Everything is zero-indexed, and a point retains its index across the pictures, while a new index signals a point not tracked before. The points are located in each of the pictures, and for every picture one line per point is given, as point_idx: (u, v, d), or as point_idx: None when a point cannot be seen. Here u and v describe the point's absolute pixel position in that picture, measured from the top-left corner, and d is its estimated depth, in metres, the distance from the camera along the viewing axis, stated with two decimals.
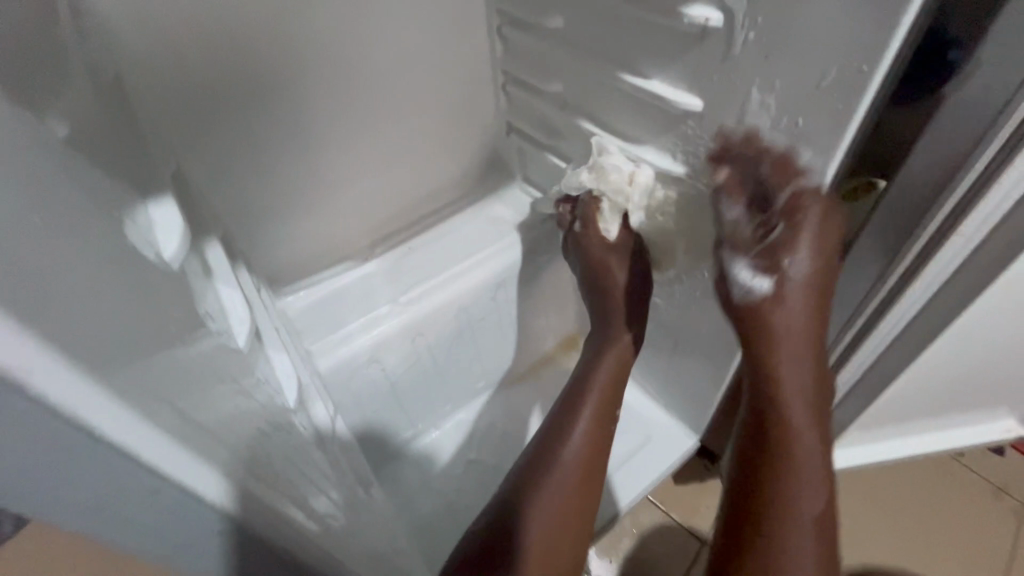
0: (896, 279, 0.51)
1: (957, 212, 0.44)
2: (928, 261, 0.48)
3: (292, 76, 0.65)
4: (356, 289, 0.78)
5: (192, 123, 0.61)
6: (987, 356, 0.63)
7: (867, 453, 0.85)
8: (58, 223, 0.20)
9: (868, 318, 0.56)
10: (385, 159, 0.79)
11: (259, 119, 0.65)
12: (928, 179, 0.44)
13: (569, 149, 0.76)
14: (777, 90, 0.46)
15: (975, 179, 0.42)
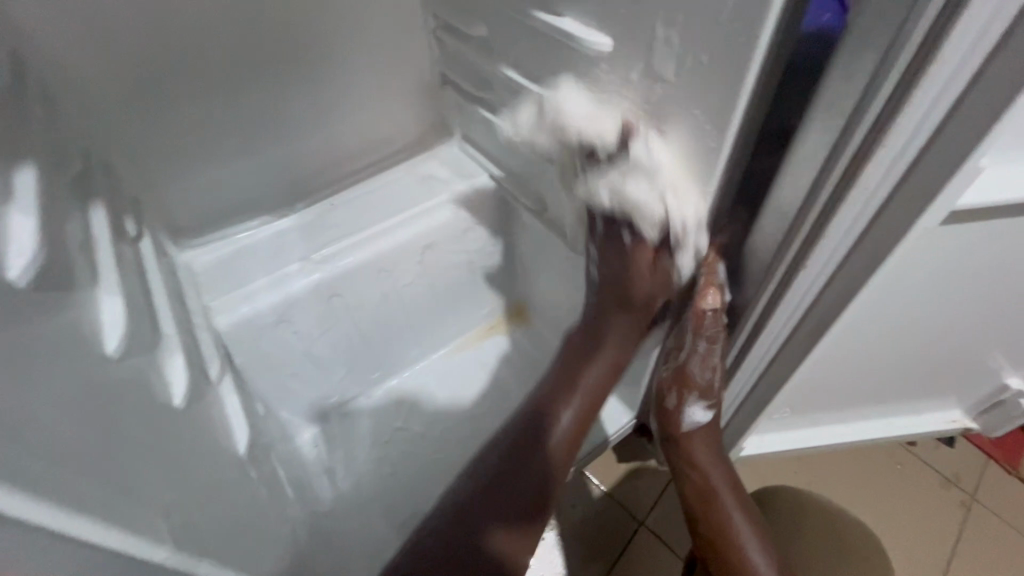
0: (793, 254, 0.45)
1: (843, 181, 0.38)
2: (819, 238, 0.42)
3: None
4: (270, 246, 0.74)
5: (68, 41, 0.55)
6: (910, 342, 0.59)
7: (791, 432, 0.79)
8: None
9: (768, 298, 0.50)
10: (305, 103, 0.72)
11: (149, 42, 0.58)
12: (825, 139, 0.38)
13: (495, 101, 0.70)
14: (679, 26, 0.42)
15: (867, 132, 0.35)
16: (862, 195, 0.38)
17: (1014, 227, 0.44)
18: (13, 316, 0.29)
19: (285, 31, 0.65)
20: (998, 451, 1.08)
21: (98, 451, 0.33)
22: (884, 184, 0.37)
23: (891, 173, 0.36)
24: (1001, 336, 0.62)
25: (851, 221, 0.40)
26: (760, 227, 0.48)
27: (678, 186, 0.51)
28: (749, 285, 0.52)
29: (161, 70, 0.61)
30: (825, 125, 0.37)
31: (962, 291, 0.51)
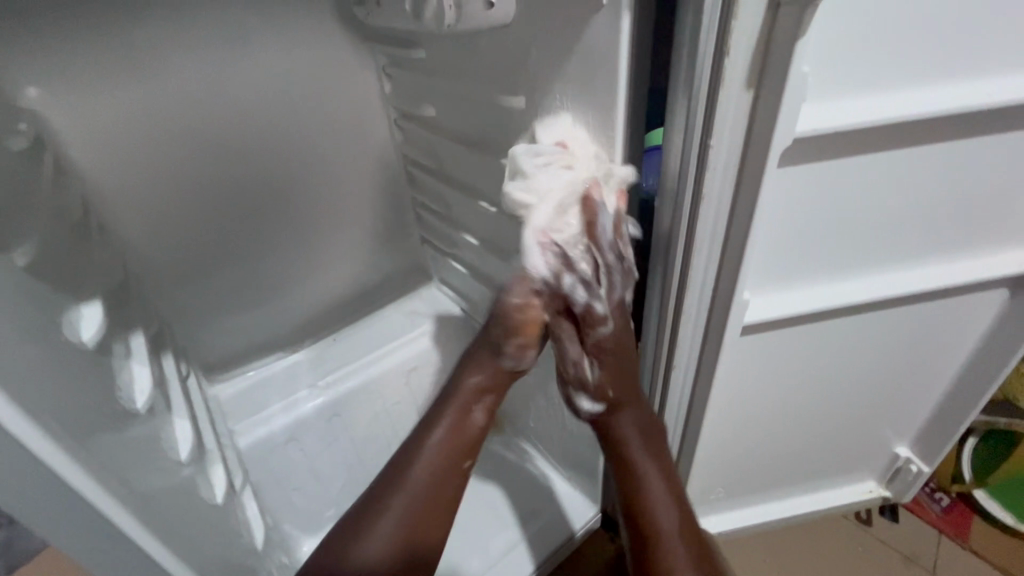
0: (662, 373, 0.62)
1: (673, 322, 0.56)
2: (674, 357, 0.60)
3: (232, 203, 0.83)
4: (284, 377, 0.91)
5: (149, 238, 0.78)
6: (791, 421, 0.75)
7: (733, 513, 0.92)
8: (4, 300, 0.33)
9: (659, 405, 0.66)
10: (315, 265, 0.95)
11: (202, 234, 0.82)
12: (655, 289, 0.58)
13: (462, 256, 0.93)
14: None
15: (675, 298, 0.53)
16: (689, 328, 0.56)
17: (817, 332, 0.64)
18: (139, 436, 0.45)
19: (303, 216, 0.90)
20: (947, 524, 1.18)
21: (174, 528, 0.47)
22: (699, 321, 0.55)
23: (702, 312, 0.55)
24: (866, 410, 0.79)
25: (690, 344, 0.58)
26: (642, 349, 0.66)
27: None
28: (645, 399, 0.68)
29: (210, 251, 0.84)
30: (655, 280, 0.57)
31: (809, 376, 0.70)
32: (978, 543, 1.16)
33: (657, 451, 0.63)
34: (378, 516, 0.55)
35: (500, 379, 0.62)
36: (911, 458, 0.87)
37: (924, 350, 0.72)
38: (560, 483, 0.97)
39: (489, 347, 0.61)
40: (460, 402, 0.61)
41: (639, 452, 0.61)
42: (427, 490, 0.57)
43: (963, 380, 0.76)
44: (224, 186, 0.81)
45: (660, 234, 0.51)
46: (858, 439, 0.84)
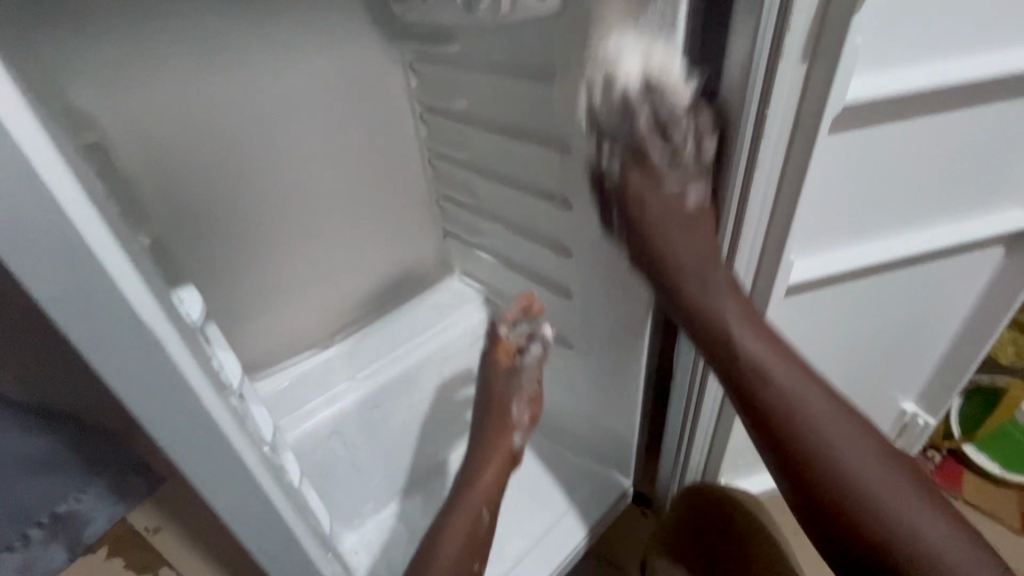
0: None
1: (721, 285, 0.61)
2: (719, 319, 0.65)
3: (266, 200, 0.84)
4: (320, 372, 0.92)
5: (188, 238, 0.79)
6: (812, 379, 0.81)
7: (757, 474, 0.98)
8: (150, 273, 0.35)
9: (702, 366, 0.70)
10: (344, 261, 0.96)
11: (238, 233, 0.83)
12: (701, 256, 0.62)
13: (488, 245, 0.96)
14: None
15: (725, 261, 0.58)
16: (735, 289, 0.61)
17: (838, 292, 0.70)
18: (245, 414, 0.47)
19: (333, 213, 0.92)
20: (942, 479, 1.27)
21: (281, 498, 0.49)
22: (744, 282, 0.61)
23: (747, 273, 0.60)
24: (876, 367, 0.86)
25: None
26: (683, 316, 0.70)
27: (624, 293, 0.74)
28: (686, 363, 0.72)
29: (245, 250, 0.84)
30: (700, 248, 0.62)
31: (829, 335, 0.76)
32: (969, 493, 1.26)
33: (769, 336, 0.57)
34: (440, 539, 0.73)
35: (495, 473, 0.82)
36: (917, 412, 0.94)
37: (927, 307, 0.79)
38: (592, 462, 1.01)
39: (495, 446, 0.85)
40: (472, 502, 0.78)
41: (755, 348, 0.56)
42: (468, 533, 0.75)
43: (960, 333, 0.84)
44: (259, 184, 0.82)
45: (712, 201, 0.55)
46: (868, 395, 0.91)
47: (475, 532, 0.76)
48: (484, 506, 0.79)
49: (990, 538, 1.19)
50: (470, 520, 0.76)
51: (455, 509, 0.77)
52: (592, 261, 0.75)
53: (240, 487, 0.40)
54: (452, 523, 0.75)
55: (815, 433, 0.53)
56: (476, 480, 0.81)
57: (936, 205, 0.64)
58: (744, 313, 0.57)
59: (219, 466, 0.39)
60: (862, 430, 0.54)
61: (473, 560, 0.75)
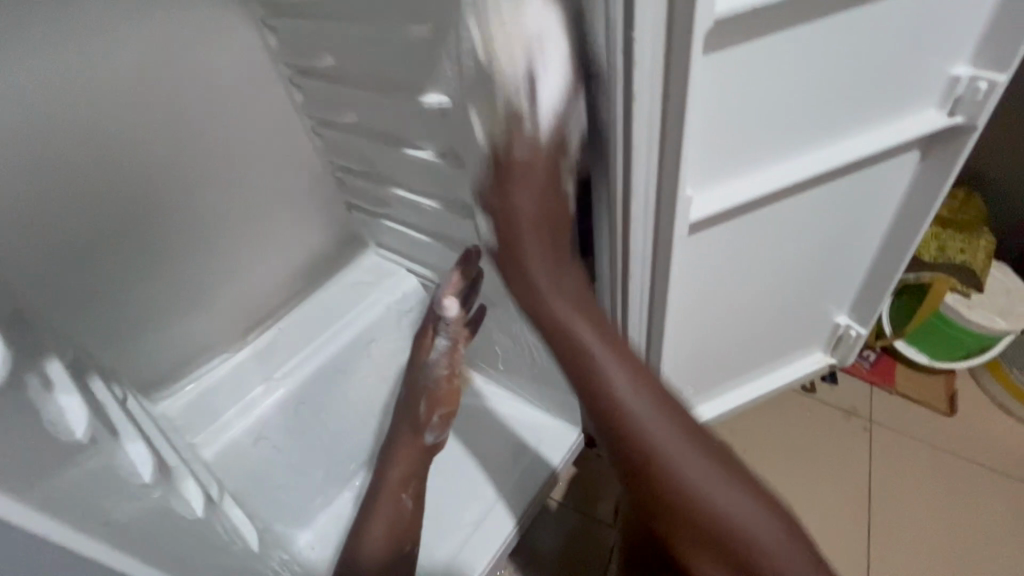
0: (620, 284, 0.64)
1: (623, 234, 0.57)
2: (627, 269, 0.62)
3: (124, 208, 0.73)
4: (233, 379, 0.86)
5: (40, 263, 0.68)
6: (736, 309, 0.81)
7: (696, 408, 1.00)
8: None
9: (622, 318, 0.68)
10: (240, 256, 0.88)
11: (103, 247, 0.73)
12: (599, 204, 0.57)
13: (395, 214, 0.89)
14: None
15: (621, 212, 0.53)
16: (640, 236, 0.57)
17: (748, 220, 0.67)
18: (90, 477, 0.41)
19: (212, 208, 0.82)
20: (877, 377, 1.34)
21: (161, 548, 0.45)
22: (647, 230, 0.57)
23: (649, 220, 0.56)
24: (802, 288, 0.86)
25: (643, 252, 0.60)
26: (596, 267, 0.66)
27: None
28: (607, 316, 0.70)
29: (115, 264, 0.74)
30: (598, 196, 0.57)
31: (749, 264, 0.75)
32: (902, 385, 1.33)
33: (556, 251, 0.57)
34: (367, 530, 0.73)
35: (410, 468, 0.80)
36: (849, 324, 0.97)
37: (845, 223, 0.78)
38: (511, 401, 1.02)
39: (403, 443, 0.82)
40: (388, 496, 0.77)
41: (596, 347, 0.58)
42: (394, 519, 0.75)
43: (880, 244, 0.84)
44: (110, 188, 0.71)
45: (597, 148, 0.50)
46: (796, 314, 0.92)
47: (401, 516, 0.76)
48: (402, 493, 0.78)
49: (920, 424, 1.28)
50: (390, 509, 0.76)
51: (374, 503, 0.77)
52: None
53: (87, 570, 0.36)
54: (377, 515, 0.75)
55: (633, 424, 0.56)
56: (389, 472, 0.80)
57: (837, 118, 0.60)
58: (556, 268, 0.57)
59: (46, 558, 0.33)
60: (704, 452, 0.56)
61: (401, 544, 0.74)
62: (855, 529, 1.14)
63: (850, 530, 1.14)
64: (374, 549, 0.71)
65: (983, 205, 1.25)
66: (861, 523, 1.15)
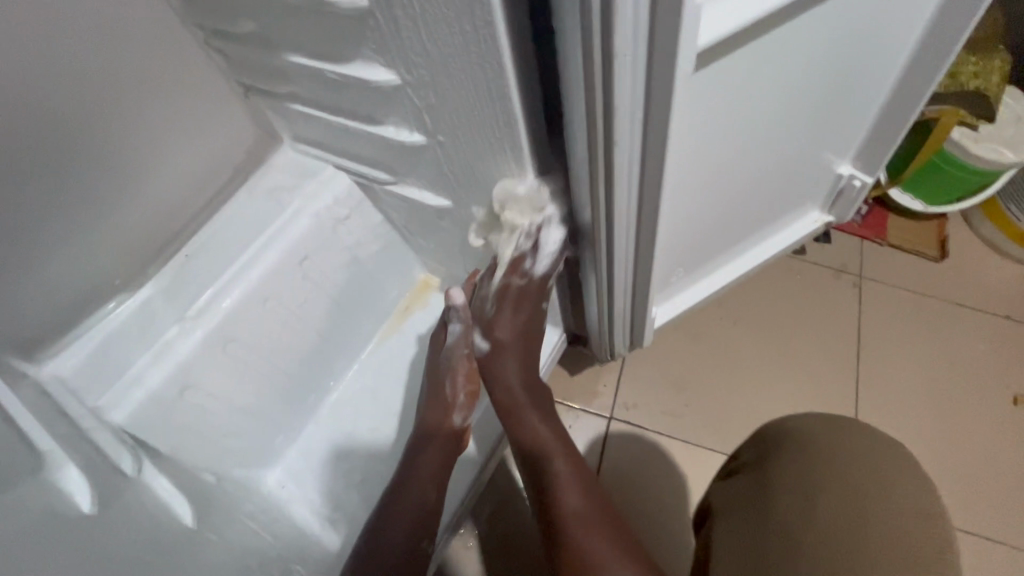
0: (601, 156, 0.49)
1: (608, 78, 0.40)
2: (611, 138, 0.46)
3: None
4: (138, 322, 0.69)
5: None
6: (736, 171, 0.67)
7: (688, 290, 0.90)
8: None
9: (604, 196, 0.54)
10: (111, 174, 0.65)
11: None
12: (571, 39, 0.40)
13: (302, 93, 0.68)
14: None
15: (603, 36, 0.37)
16: (625, 81, 0.42)
17: (763, 45, 0.50)
18: None
19: (61, 111, 0.57)
20: (868, 231, 1.25)
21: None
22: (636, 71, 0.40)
23: (638, 55, 0.40)
24: (810, 135, 0.72)
25: (629, 105, 0.44)
26: (567, 135, 0.50)
27: (480, 116, 0.53)
28: (586, 198, 0.56)
29: None
30: (568, 28, 0.39)
31: (756, 110, 0.59)
32: (893, 235, 1.25)
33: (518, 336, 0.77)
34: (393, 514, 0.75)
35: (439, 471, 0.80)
36: (854, 174, 0.85)
37: (872, 41, 0.61)
38: None
39: (437, 422, 0.84)
40: (417, 481, 0.78)
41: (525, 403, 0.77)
42: (422, 508, 0.76)
43: (904, 68, 0.69)
44: None
45: None
46: (799, 169, 0.79)
47: (423, 510, 0.76)
48: (431, 484, 0.78)
49: (909, 274, 1.23)
50: (414, 504, 0.76)
51: (398, 496, 0.77)
52: (436, 76, 0.51)
53: None
54: (407, 500, 0.76)
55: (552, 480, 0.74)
56: (421, 459, 0.80)
57: None
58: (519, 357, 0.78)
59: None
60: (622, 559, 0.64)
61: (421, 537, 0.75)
62: (841, 385, 1.13)
63: (837, 387, 1.13)
64: (393, 533, 0.73)
65: (1000, 15, 1.07)
66: (847, 378, 1.14)
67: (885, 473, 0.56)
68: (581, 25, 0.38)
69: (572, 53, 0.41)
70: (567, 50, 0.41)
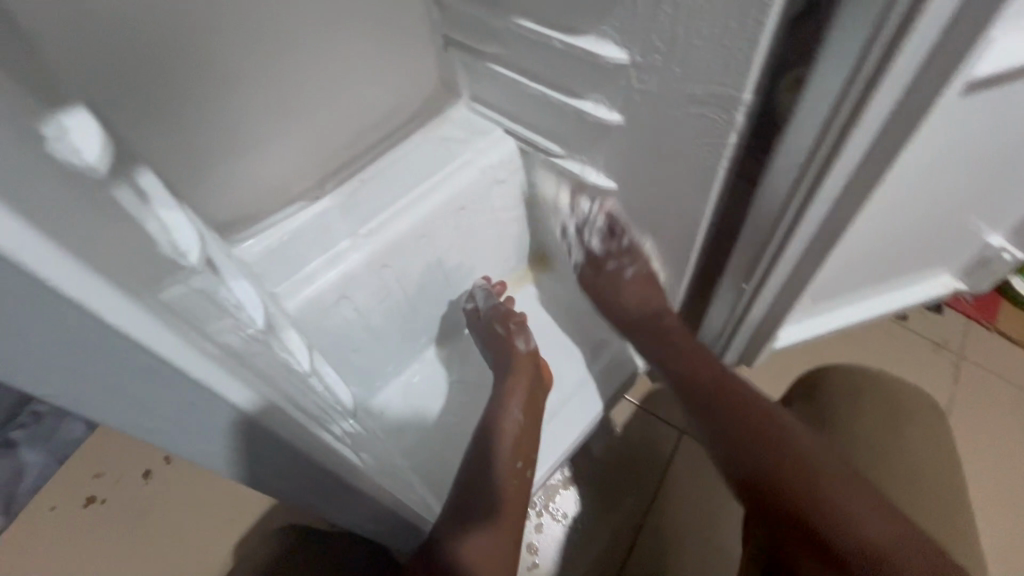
0: (817, 165, 0.52)
1: (871, 86, 0.44)
2: (840, 148, 0.49)
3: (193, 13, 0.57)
4: (316, 227, 0.76)
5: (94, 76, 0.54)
6: (915, 213, 0.68)
7: (811, 321, 0.90)
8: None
9: (799, 203, 0.57)
10: (322, 91, 0.74)
11: (163, 68, 0.58)
12: (848, 50, 0.43)
13: (508, 56, 0.74)
14: None
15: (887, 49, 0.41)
16: (881, 97, 0.45)
17: (1003, 95, 0.52)
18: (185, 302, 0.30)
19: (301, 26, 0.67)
20: (978, 312, 1.23)
21: (294, 386, 0.41)
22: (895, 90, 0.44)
23: (905, 75, 0.43)
24: (983, 199, 0.72)
25: (871, 120, 0.47)
26: (784, 137, 0.53)
27: (698, 107, 0.57)
28: (777, 203, 0.58)
29: (189, 94, 0.62)
30: (848, 40, 0.43)
31: (963, 158, 0.60)
32: (1006, 324, 1.22)
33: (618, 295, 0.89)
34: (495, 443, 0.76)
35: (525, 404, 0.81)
36: (1006, 247, 0.84)
37: None
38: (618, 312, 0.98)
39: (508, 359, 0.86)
40: (502, 416, 0.79)
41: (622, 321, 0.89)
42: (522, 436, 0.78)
43: None
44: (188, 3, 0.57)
45: None
46: (958, 229, 0.79)
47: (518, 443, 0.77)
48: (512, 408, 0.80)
49: (1017, 366, 1.19)
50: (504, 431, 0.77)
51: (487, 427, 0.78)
52: (669, 63, 0.55)
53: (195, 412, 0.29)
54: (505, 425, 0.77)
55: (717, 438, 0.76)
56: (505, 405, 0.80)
57: None
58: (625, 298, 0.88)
59: (148, 365, 0.25)
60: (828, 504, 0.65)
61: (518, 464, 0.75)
62: None
63: None
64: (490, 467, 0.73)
65: None
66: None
67: (913, 410, 0.80)
68: (866, 37, 0.41)
69: (840, 64, 0.44)
70: (832, 61, 0.45)
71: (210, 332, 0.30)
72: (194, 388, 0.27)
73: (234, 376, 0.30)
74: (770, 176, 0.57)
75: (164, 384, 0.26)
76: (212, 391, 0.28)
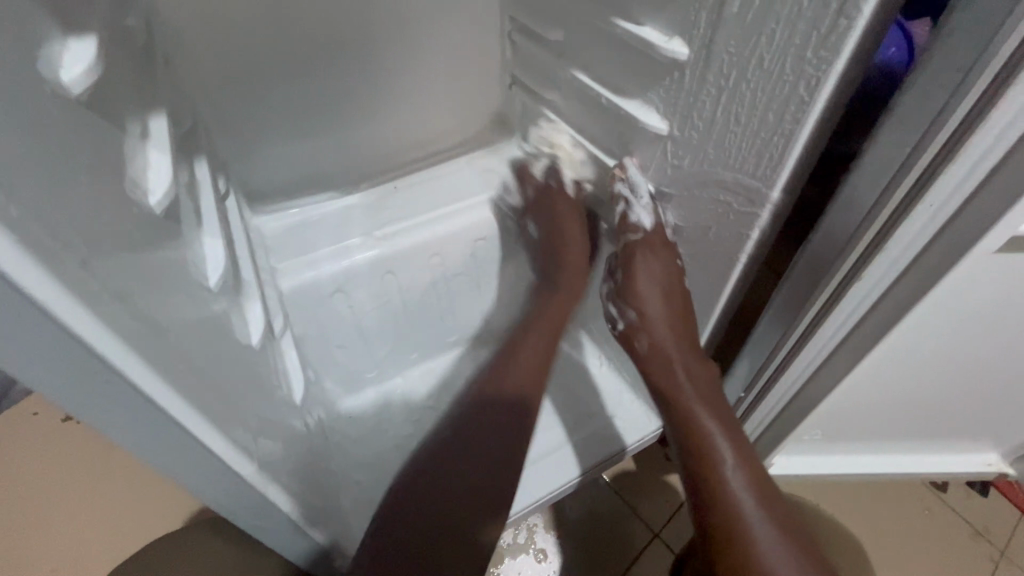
0: (835, 283, 0.48)
1: (902, 211, 0.40)
2: (862, 269, 0.45)
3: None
4: (337, 218, 0.79)
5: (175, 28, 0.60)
6: (953, 372, 0.60)
7: (821, 457, 0.81)
8: None
9: (811, 319, 0.52)
10: (383, 95, 0.77)
11: (239, 38, 0.64)
12: (882, 167, 0.40)
13: (563, 106, 0.74)
14: (745, 42, 0.44)
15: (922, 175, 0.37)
16: (912, 227, 0.41)
17: None
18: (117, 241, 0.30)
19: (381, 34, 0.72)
20: None
21: (225, 360, 0.41)
22: (928, 222, 0.40)
23: (942, 211, 0.39)
24: None
25: (898, 250, 0.43)
26: (807, 246, 0.50)
27: (725, 193, 0.54)
28: (790, 314, 0.54)
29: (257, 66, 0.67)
30: (884, 157, 0.39)
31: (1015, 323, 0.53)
32: None
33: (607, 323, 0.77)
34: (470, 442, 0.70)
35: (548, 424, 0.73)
36: None
37: None
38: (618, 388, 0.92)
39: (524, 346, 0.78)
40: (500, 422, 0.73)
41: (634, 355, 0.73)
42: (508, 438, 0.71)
43: None
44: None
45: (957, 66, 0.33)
46: (1011, 405, 0.69)
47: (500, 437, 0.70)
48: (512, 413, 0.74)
49: None
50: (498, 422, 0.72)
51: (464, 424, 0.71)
52: (705, 142, 0.53)
53: (74, 369, 0.28)
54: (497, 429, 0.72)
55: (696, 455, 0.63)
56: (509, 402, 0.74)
57: None
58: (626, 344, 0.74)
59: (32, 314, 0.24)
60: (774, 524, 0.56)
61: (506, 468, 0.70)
62: None
63: None
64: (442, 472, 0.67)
65: None
66: None
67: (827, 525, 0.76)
68: (902, 158, 0.38)
69: (872, 180, 0.41)
70: (864, 175, 0.41)
71: (131, 284, 0.30)
72: (71, 340, 0.26)
73: (128, 343, 0.29)
74: (785, 282, 0.53)
75: (46, 327, 0.25)
76: (94, 350, 0.27)
